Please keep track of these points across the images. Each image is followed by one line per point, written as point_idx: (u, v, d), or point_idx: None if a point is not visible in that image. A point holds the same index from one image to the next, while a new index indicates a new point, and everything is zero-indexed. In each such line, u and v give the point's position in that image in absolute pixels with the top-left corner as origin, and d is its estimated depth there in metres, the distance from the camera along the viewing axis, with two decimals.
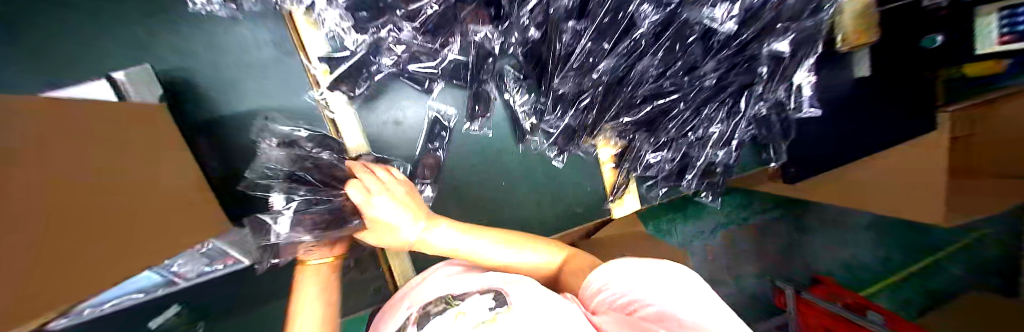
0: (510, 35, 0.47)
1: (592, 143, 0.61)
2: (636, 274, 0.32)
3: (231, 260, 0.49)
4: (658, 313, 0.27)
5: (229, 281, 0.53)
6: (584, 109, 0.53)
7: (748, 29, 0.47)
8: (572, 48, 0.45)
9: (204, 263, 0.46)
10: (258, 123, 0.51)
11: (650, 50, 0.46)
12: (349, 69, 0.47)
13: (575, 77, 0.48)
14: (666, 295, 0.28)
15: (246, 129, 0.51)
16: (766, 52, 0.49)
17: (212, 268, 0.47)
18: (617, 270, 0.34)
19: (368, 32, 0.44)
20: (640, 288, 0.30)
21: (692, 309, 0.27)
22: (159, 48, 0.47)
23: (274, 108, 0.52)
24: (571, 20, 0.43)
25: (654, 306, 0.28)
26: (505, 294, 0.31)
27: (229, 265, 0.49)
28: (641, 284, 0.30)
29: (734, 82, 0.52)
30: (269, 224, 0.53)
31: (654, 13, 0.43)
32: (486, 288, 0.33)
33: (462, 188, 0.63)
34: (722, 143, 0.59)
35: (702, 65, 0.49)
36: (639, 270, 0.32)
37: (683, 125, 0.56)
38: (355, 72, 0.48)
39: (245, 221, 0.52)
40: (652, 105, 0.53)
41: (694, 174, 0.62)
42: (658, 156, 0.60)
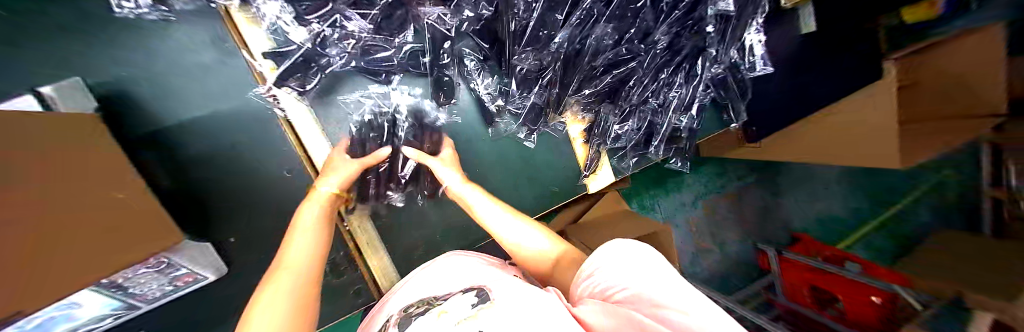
0: (462, 12, 0.46)
1: (560, 120, 0.62)
2: (618, 261, 0.27)
3: (196, 276, 0.47)
4: (641, 298, 0.21)
5: (197, 298, 0.51)
6: (547, 85, 0.53)
7: None
8: (526, 22, 0.45)
9: (167, 285, 0.43)
10: (209, 129, 0.49)
11: (602, 17, 0.47)
12: (294, 63, 0.46)
13: (533, 52, 0.48)
14: (650, 279, 0.22)
15: (197, 138, 0.49)
16: (713, 12, 0.50)
17: (175, 287, 0.45)
18: (606, 256, 0.29)
19: (313, 19, 0.42)
20: (627, 273, 0.25)
21: (671, 294, 0.20)
22: (84, 59, 0.43)
23: (223, 114, 0.49)
24: None
25: (632, 291, 0.23)
26: (487, 292, 0.30)
27: (195, 281, 0.47)
28: (627, 269, 0.26)
29: (685, 46, 0.54)
30: (232, 237, 0.52)
31: None
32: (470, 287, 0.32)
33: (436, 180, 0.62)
34: (683, 108, 0.61)
35: (655, 30, 0.50)
36: (632, 258, 0.27)
37: (644, 92, 0.57)
38: (305, 67, 0.47)
39: (205, 235, 0.50)
40: (611, 75, 0.53)
41: (659, 141, 0.64)
42: (625, 126, 0.61)
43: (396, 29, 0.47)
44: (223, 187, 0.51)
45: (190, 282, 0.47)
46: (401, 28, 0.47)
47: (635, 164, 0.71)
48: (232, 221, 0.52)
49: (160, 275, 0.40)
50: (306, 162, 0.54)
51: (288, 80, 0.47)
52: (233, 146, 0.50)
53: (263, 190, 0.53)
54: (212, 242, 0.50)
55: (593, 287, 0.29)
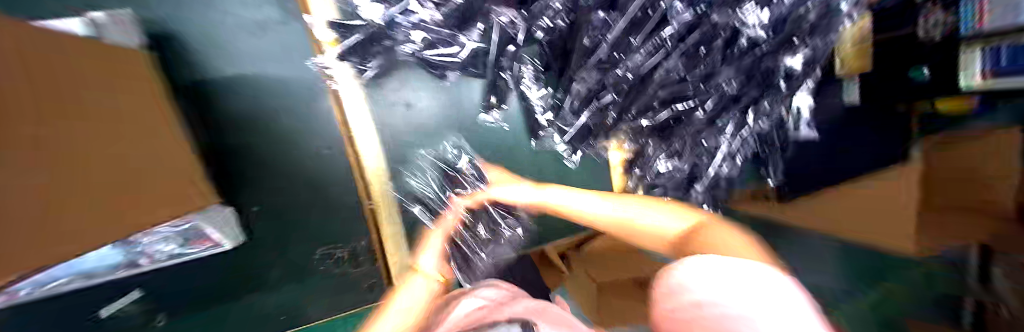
0: (539, 20, 0.47)
1: (607, 144, 0.59)
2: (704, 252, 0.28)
3: (207, 242, 0.47)
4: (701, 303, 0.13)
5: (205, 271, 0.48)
6: (603, 107, 0.51)
7: (769, 40, 0.46)
8: (599, 40, 0.45)
9: (178, 243, 0.45)
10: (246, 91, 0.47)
11: (675, 52, 0.45)
12: (359, 38, 0.48)
13: (597, 72, 0.48)
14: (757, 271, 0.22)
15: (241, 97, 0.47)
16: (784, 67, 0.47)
17: (185, 248, 0.46)
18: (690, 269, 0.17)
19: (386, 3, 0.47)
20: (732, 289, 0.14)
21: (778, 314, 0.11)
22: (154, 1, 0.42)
23: (259, 76, 0.47)
24: (601, 11, 0.44)
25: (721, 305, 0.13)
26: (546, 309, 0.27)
27: (206, 248, 0.47)
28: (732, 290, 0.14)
29: (749, 93, 0.50)
30: (255, 206, 0.50)
31: (684, 12, 0.43)
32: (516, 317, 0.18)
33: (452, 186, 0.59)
34: (727, 156, 0.54)
35: (720, 72, 0.47)
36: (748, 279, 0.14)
37: (697, 134, 0.54)
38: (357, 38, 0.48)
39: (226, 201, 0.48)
40: (668, 110, 0.51)
41: (702, 187, 0.55)
42: (669, 163, 0.57)
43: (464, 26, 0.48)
44: (250, 152, 0.48)
45: (201, 249, 0.47)
46: (469, 25, 0.48)
47: None
48: (252, 192, 0.49)
49: (173, 226, 0.42)
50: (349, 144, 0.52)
51: (349, 54, 0.49)
52: (268, 113, 0.48)
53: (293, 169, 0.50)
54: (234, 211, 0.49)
55: (679, 304, 0.15)
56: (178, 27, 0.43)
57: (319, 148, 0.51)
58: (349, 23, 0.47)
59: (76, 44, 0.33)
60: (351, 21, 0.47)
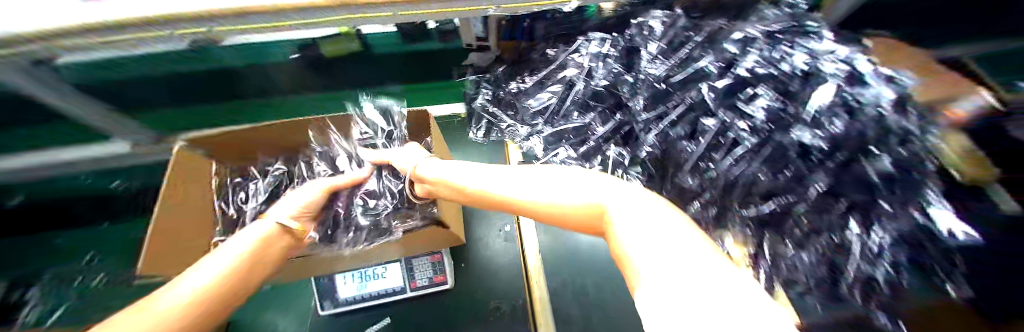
0: (642, 147, 0.73)
1: (721, 236, 0.69)
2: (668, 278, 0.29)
3: (441, 280, 0.76)
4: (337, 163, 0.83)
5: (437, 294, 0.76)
6: (705, 203, 0.68)
7: (833, 147, 0.54)
8: (693, 155, 0.67)
9: (428, 279, 0.76)
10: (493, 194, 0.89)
11: (755, 160, 0.61)
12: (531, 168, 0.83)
13: (696, 176, 0.68)
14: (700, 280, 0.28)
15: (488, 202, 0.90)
16: (823, 153, 0.55)
17: (430, 282, 0.76)
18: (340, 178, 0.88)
19: (544, 147, 0.81)
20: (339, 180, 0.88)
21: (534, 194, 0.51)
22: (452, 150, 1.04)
23: None
24: (684, 140, 0.68)
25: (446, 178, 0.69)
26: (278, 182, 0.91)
27: (439, 285, 0.75)
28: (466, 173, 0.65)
29: (850, 193, 0.53)
30: (461, 264, 0.80)
31: (751, 136, 0.62)
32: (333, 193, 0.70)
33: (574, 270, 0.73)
34: (875, 255, 0.50)
35: (813, 177, 0.56)
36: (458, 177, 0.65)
37: (817, 221, 0.56)
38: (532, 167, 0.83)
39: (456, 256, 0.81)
40: (772, 204, 0.61)
41: (856, 288, 0.52)
42: (804, 258, 0.57)
43: (591, 158, 0.77)
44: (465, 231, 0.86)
45: (437, 284, 0.76)
46: (590, 159, 0.77)
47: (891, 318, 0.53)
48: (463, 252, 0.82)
49: (431, 265, 0.76)
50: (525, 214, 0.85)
51: None
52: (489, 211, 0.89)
53: (501, 249, 0.81)
54: (453, 259, 0.80)
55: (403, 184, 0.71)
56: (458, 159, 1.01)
57: (499, 228, 0.85)
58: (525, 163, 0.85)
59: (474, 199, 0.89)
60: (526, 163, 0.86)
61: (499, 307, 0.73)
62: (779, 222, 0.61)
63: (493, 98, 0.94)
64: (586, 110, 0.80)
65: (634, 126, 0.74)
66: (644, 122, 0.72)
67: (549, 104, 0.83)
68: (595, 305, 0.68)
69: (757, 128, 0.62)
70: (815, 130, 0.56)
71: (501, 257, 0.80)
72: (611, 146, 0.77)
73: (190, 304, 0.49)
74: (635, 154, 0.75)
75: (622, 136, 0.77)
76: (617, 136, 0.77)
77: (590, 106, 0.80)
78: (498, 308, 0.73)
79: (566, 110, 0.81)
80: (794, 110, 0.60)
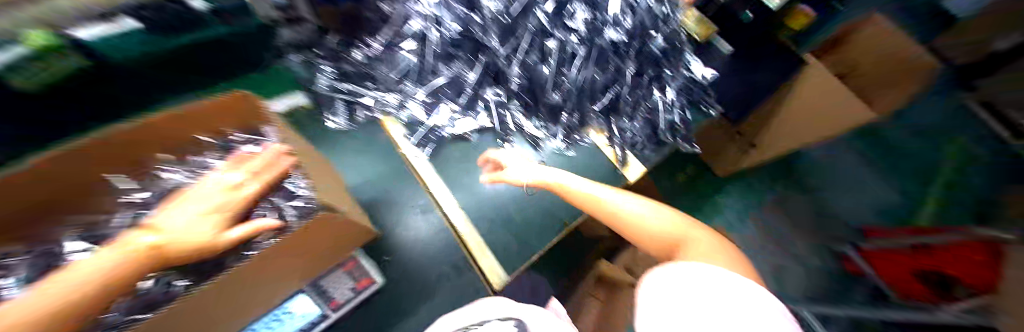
0: (511, 83, 0.78)
1: (586, 134, 0.86)
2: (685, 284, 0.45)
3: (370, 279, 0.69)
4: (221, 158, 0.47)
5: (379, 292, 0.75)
6: (570, 112, 0.81)
7: (635, 39, 0.78)
8: (550, 76, 0.77)
9: (351, 287, 0.67)
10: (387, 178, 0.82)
11: (589, 64, 0.77)
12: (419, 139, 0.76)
13: (559, 92, 0.78)
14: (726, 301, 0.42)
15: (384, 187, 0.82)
16: (633, 47, 0.78)
17: (358, 287, 0.68)
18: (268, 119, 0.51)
19: (427, 110, 0.77)
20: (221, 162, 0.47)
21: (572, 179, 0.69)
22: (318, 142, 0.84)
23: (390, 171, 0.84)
24: (541, 64, 0.77)
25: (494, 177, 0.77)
26: None
27: (370, 284, 0.69)
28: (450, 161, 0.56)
29: (647, 69, 0.81)
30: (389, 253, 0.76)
31: (582, 46, 0.76)
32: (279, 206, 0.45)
33: (496, 205, 0.81)
34: (669, 107, 0.83)
35: (625, 64, 0.78)
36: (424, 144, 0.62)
37: (636, 99, 0.81)
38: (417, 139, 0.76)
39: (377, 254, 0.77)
40: (609, 94, 0.79)
41: (665, 133, 0.83)
42: (635, 124, 0.82)
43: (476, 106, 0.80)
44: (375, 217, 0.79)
45: (367, 285, 0.69)
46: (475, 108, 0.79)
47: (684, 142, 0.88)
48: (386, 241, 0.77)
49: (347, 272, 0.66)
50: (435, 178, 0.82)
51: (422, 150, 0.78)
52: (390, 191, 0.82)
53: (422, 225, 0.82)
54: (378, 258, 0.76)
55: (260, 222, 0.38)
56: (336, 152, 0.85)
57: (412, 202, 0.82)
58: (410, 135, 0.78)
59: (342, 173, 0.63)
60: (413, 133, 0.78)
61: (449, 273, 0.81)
62: (620, 111, 0.82)
63: (341, 74, 0.78)
64: (448, 60, 0.77)
65: (498, 63, 0.77)
66: (505, 56, 0.76)
67: (410, 64, 0.75)
68: (516, 220, 0.80)
69: (583, 37, 0.76)
70: (615, 33, 0.76)
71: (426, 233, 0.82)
72: (488, 89, 0.80)
73: (128, 256, 0.27)
74: (507, 89, 0.80)
75: (489, 74, 0.79)
76: (489, 80, 0.80)
77: (451, 56, 0.77)
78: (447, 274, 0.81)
79: (430, 65, 0.76)
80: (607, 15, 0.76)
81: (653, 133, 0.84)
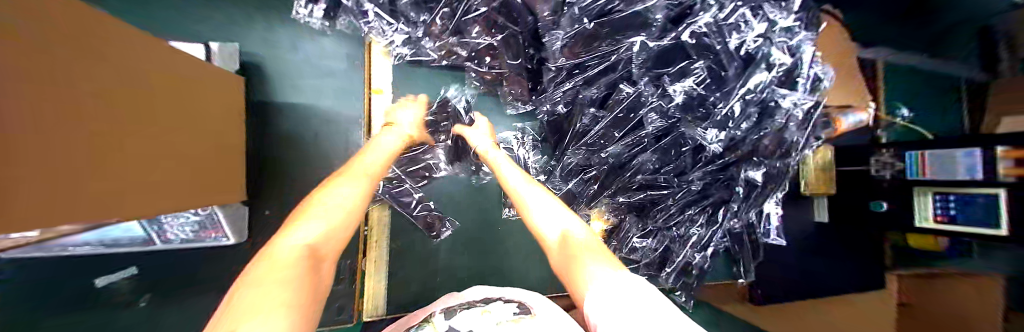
0: (542, 104, 0.57)
1: (587, 212, 0.66)
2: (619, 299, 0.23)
3: (216, 233, 0.49)
4: None
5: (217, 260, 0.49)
6: (587, 180, 0.61)
7: (732, 154, 0.56)
8: (590, 128, 0.56)
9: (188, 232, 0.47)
10: (289, 111, 0.54)
11: (649, 148, 0.56)
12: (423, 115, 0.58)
13: (586, 152, 0.58)
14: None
15: (290, 118, 0.54)
16: (723, 160, 0.57)
17: (196, 236, 0.48)
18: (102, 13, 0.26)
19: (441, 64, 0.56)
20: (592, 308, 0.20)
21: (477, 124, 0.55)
22: None
23: (316, 107, 0.55)
24: (593, 107, 0.54)
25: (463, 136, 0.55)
26: None
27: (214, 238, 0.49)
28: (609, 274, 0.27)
29: (714, 194, 0.61)
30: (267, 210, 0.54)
31: (658, 120, 0.53)
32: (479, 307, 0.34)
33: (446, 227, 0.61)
34: (700, 246, 0.64)
35: (690, 172, 0.58)
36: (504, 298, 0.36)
37: (670, 218, 0.63)
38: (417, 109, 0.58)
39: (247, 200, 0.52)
40: (644, 193, 0.62)
41: (673, 268, 0.66)
42: (645, 242, 0.66)
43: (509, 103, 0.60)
44: (269, 150, 0.53)
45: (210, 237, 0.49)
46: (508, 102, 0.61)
47: (681, 285, 0.71)
48: (264, 189, 0.53)
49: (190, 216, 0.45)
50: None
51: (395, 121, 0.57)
52: (315, 135, 0.55)
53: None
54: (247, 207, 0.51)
55: None
56: (255, 26, 0.53)
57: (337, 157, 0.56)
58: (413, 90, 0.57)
59: (212, 78, 0.40)
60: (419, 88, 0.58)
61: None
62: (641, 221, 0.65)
63: None
64: (493, 29, 0.49)
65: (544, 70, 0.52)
66: (559, 69, 0.50)
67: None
68: (448, 266, 0.61)
69: (667, 113, 0.52)
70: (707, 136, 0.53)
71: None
72: (511, 93, 0.58)
73: None
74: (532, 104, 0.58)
75: (528, 71, 0.55)
76: (516, 82, 0.56)
77: (498, 25, 0.49)
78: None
79: (459, 17, 0.47)
80: (736, 112, 0.51)
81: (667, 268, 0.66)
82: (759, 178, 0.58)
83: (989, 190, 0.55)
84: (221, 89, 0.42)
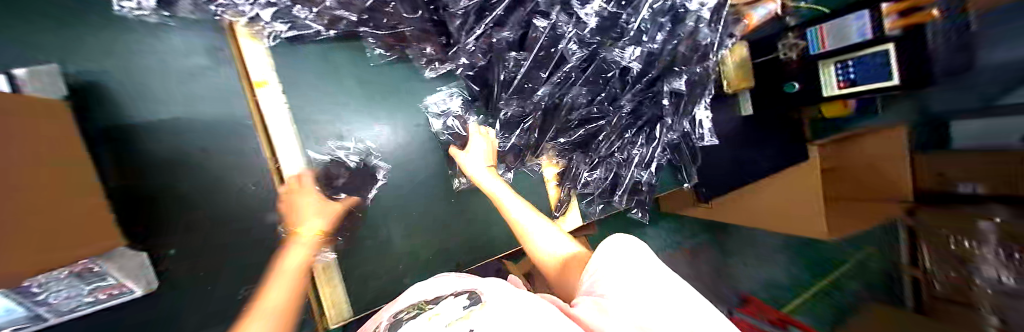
0: (458, 59, 0.52)
1: (537, 162, 0.67)
2: (618, 265, 0.28)
3: (119, 288, 0.38)
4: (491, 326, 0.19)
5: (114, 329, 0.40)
6: (528, 130, 0.60)
7: (655, 69, 0.57)
8: (515, 75, 0.52)
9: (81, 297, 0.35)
10: (152, 133, 0.42)
11: (578, 81, 0.55)
12: (345, 110, 0.55)
13: (518, 101, 0.56)
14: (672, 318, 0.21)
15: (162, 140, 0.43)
16: (650, 76, 0.58)
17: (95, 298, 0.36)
18: None
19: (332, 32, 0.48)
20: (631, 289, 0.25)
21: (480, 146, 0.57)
22: None
23: (192, 117, 0.45)
24: (513, 51, 0.51)
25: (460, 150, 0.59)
26: None
27: (119, 294, 0.38)
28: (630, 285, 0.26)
29: (646, 113, 0.64)
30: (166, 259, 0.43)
31: (579, 51, 0.52)
32: (461, 291, 0.34)
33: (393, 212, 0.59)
34: (644, 164, 0.69)
35: (621, 97, 0.59)
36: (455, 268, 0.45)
37: (611, 146, 0.65)
38: (328, 97, 0.53)
39: (145, 246, 0.41)
40: (584, 128, 0.62)
41: (623, 191, 0.71)
42: (593, 174, 0.69)
43: (427, 65, 0.55)
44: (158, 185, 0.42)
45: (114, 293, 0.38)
46: (427, 64, 0.55)
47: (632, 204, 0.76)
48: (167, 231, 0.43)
49: (79, 284, 0.33)
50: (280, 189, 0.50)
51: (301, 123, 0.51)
52: (204, 152, 0.45)
53: (240, 212, 0.48)
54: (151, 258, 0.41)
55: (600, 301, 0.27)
56: None
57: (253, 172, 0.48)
58: (309, 68, 0.51)
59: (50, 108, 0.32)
60: (318, 65, 0.52)
61: (258, 292, 0.49)
62: (586, 157, 0.67)
63: None
64: None
65: (449, 19, 0.47)
66: (465, 14, 0.46)
67: None
68: (407, 249, 0.60)
69: (585, 40, 0.52)
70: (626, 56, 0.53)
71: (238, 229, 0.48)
72: (426, 52, 0.52)
73: None
74: (451, 62, 0.53)
75: (432, 23, 0.50)
76: (426, 39, 0.51)
77: None
78: (255, 293, 0.49)
79: None
80: (644, 27, 0.52)
81: (616, 196, 0.71)
82: (683, 87, 0.61)
83: (880, 46, 0.63)
84: (65, 123, 0.33)
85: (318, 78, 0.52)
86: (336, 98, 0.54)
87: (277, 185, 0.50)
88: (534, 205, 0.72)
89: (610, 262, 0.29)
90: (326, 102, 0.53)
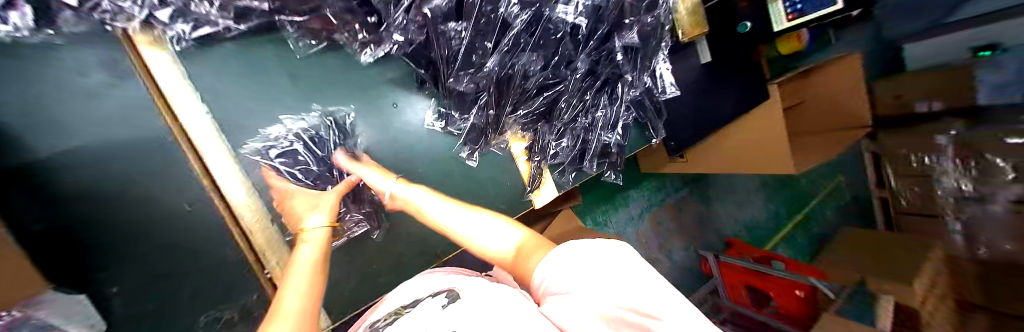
0: (391, 36, 0.48)
1: (503, 138, 0.65)
2: (583, 258, 0.26)
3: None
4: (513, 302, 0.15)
5: None
6: (484, 106, 0.58)
7: (604, 25, 0.57)
8: (458, 47, 0.49)
9: None
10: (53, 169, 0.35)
11: (527, 47, 0.53)
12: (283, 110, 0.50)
13: (469, 75, 0.53)
14: (638, 288, 0.21)
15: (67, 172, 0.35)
16: (600, 31, 0.57)
17: None
18: None
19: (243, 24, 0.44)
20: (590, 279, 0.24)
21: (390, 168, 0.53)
22: None
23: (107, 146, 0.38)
24: (451, 21, 0.48)
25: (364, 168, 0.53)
26: None
27: None
28: (590, 275, 0.24)
29: (603, 72, 0.63)
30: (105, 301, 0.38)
31: (522, 13, 0.50)
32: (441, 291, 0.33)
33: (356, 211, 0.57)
34: (610, 125, 0.69)
35: (576, 58, 0.58)
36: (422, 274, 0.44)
37: (574, 111, 0.64)
38: (261, 99, 0.48)
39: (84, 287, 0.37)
40: (542, 96, 0.61)
41: (592, 155, 0.70)
42: (562, 142, 0.68)
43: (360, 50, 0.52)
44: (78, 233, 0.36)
45: None
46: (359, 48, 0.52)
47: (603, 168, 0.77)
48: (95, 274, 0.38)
49: None
50: (222, 208, 0.46)
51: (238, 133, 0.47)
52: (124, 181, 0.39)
53: (184, 234, 0.44)
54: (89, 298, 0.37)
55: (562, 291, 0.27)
56: None
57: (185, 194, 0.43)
58: (232, 71, 0.46)
59: None
60: (240, 64, 0.46)
61: (222, 318, 0.48)
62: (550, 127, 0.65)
63: None
64: None
65: None
66: None
67: None
68: (376, 246, 0.58)
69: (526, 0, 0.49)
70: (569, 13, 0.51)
71: (187, 258, 0.44)
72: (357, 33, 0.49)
73: None
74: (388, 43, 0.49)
75: None
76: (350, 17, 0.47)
77: None
78: (220, 318, 0.47)
79: None
80: None
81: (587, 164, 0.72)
82: (636, 40, 0.60)
83: None
84: None
85: (242, 77, 0.47)
86: (272, 98, 0.49)
87: (217, 203, 0.45)
88: (506, 183, 0.70)
89: (574, 259, 0.27)
90: (255, 103, 0.48)
